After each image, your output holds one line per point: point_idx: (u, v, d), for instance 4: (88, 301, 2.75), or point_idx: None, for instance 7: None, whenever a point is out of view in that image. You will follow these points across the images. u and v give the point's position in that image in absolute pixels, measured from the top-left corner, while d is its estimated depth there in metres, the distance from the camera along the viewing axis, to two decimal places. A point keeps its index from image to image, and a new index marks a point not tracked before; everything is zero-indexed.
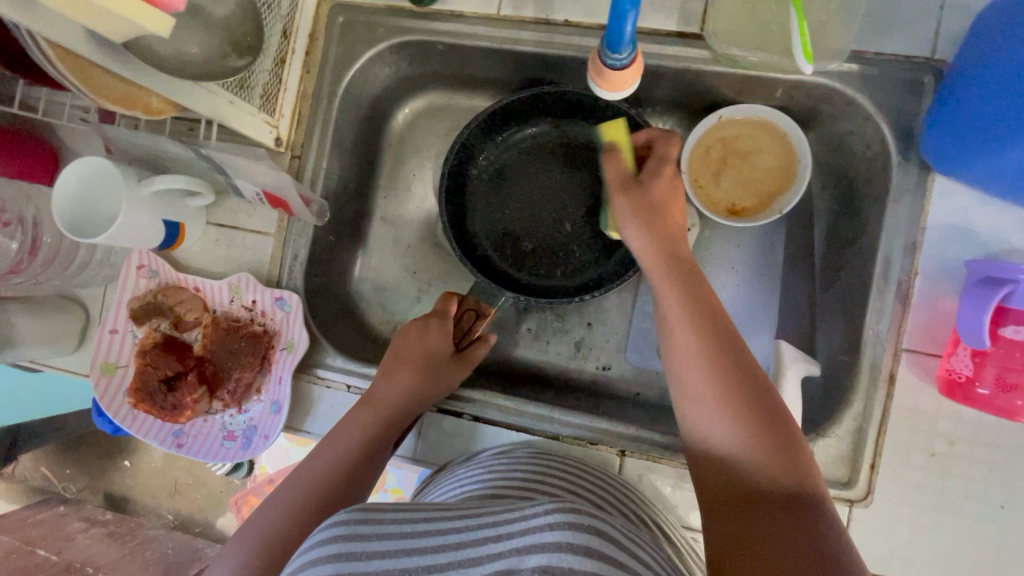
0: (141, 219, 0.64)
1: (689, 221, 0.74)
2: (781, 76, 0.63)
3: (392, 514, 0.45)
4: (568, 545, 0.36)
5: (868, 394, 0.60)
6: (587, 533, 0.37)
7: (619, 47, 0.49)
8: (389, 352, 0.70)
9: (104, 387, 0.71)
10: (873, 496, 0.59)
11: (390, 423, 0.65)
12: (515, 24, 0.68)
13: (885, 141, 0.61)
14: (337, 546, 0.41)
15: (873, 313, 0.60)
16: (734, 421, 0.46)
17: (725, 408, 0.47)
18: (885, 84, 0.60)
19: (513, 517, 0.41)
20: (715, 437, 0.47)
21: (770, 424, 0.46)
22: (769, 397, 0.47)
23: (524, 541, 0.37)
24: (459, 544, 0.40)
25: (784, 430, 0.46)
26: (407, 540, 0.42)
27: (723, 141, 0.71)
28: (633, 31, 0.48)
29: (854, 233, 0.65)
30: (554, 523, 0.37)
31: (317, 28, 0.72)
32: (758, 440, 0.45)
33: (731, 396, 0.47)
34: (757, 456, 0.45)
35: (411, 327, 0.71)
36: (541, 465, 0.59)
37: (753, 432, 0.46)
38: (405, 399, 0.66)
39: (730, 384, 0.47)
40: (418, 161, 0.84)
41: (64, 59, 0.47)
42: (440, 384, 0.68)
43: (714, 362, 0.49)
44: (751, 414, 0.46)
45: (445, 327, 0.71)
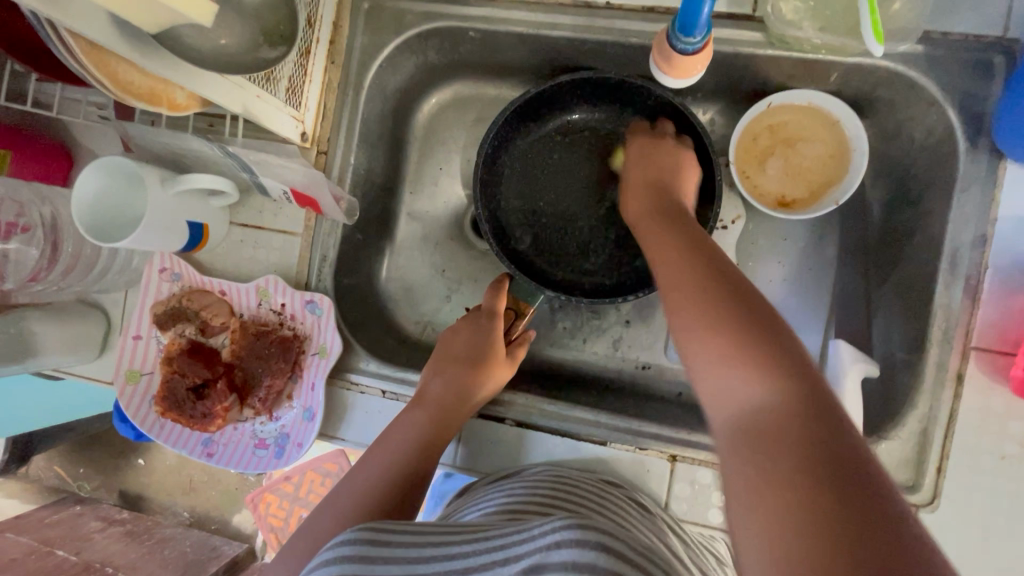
0: (163, 222, 0.61)
1: (735, 214, 0.71)
2: (841, 59, 0.59)
3: (398, 534, 0.45)
4: (574, 566, 0.35)
5: (934, 394, 0.57)
6: (596, 552, 0.36)
7: (693, 32, 0.49)
8: (440, 350, 0.69)
9: (130, 396, 0.69)
10: (940, 501, 0.56)
11: (439, 427, 0.63)
12: (553, 7, 0.64)
13: (952, 127, 0.57)
14: (341, 567, 0.41)
15: (939, 310, 0.57)
16: (737, 368, 0.37)
17: (728, 353, 0.38)
18: (953, 66, 0.57)
19: (522, 538, 0.40)
20: (711, 386, 0.38)
21: (768, 348, 0.37)
22: (779, 335, 0.38)
23: (532, 560, 0.37)
24: (466, 571, 0.40)
25: (799, 370, 0.36)
26: (413, 566, 0.42)
27: (773, 129, 0.67)
28: (708, 16, 0.48)
29: (913, 224, 0.62)
30: (562, 542, 0.37)
31: (342, 15, 0.69)
32: (766, 381, 0.35)
33: (722, 324, 0.39)
34: (766, 397, 0.35)
35: (462, 327, 0.69)
36: (561, 487, 0.57)
37: (767, 375, 0.35)
38: (452, 400, 0.64)
39: (725, 325, 0.39)
40: (445, 153, 0.81)
41: (88, 53, 0.44)
42: (486, 385, 0.66)
43: (713, 310, 0.40)
44: (746, 348, 0.37)
45: (495, 328, 0.68)
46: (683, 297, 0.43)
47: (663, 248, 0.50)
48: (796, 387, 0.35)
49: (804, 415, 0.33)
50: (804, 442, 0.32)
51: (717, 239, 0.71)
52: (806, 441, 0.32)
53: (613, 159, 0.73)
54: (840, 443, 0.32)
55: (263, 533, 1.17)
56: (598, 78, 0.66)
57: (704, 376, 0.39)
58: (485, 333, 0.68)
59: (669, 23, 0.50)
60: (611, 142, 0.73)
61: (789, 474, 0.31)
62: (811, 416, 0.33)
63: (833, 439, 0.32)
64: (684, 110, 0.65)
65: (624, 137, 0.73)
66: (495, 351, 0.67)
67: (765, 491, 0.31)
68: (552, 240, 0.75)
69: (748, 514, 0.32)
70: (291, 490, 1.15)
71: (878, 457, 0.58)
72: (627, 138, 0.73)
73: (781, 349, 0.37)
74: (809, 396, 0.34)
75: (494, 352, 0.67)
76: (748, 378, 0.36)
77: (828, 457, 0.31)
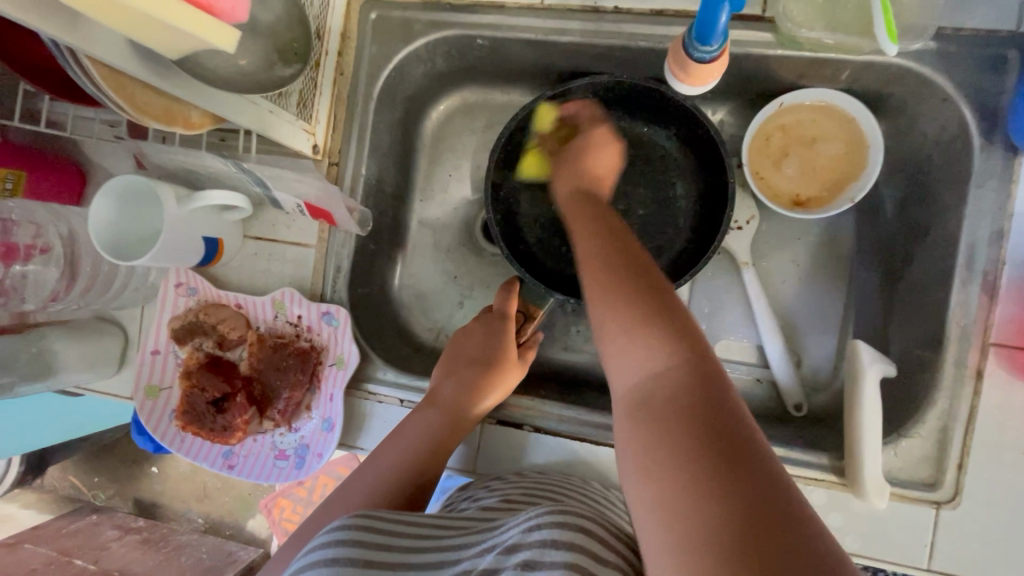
0: (178, 238, 0.61)
1: (748, 214, 0.71)
2: (852, 58, 0.59)
3: (393, 524, 0.47)
4: (551, 542, 0.38)
5: (953, 391, 0.57)
6: (572, 533, 0.39)
7: (712, 40, 0.49)
8: (452, 350, 0.69)
9: (150, 411, 0.69)
10: (962, 497, 0.56)
11: (449, 429, 0.63)
12: (561, 13, 0.64)
13: (965, 124, 0.57)
14: (338, 550, 0.43)
15: (957, 308, 0.57)
16: (648, 353, 0.40)
17: (636, 334, 0.41)
18: (966, 62, 0.57)
19: (508, 526, 0.43)
20: (620, 357, 0.41)
21: (667, 332, 0.40)
22: (674, 312, 0.41)
23: (511, 539, 0.40)
24: (455, 560, 0.43)
25: (700, 353, 0.39)
26: (407, 555, 0.44)
27: (785, 129, 0.67)
28: (727, 23, 0.48)
29: (927, 220, 0.62)
30: (541, 523, 0.39)
31: (349, 26, 0.69)
32: (673, 364, 0.38)
33: (626, 299, 0.42)
34: (670, 380, 0.38)
35: (474, 328, 0.69)
36: (558, 485, 0.58)
37: (664, 350, 0.39)
38: (467, 403, 0.64)
39: (639, 310, 0.41)
40: (454, 160, 0.81)
41: (108, 77, 0.44)
42: (497, 388, 0.66)
43: (629, 295, 0.43)
44: (660, 333, 0.40)
45: (507, 331, 0.68)
46: (591, 282, 0.46)
47: (595, 240, 0.49)
48: (691, 369, 0.38)
49: (703, 397, 0.36)
50: (698, 415, 0.35)
51: (731, 240, 0.71)
52: (704, 418, 0.35)
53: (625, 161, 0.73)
54: (730, 414, 0.35)
55: (278, 538, 1.18)
56: (612, 82, 0.66)
57: (615, 353, 0.42)
58: (498, 337, 0.67)
59: (686, 32, 0.50)
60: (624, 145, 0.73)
61: (679, 442, 0.34)
62: (705, 391, 0.36)
63: (717, 405, 0.36)
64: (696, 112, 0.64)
65: (637, 141, 0.73)
66: (506, 354, 0.67)
67: (663, 465, 0.33)
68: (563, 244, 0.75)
69: (643, 482, 0.34)
70: (305, 495, 1.15)
71: (898, 455, 0.58)
72: (641, 141, 0.73)
73: (684, 332, 0.40)
74: (711, 379, 0.37)
75: (506, 355, 0.67)
76: (656, 360, 0.39)
77: (714, 435, 0.34)
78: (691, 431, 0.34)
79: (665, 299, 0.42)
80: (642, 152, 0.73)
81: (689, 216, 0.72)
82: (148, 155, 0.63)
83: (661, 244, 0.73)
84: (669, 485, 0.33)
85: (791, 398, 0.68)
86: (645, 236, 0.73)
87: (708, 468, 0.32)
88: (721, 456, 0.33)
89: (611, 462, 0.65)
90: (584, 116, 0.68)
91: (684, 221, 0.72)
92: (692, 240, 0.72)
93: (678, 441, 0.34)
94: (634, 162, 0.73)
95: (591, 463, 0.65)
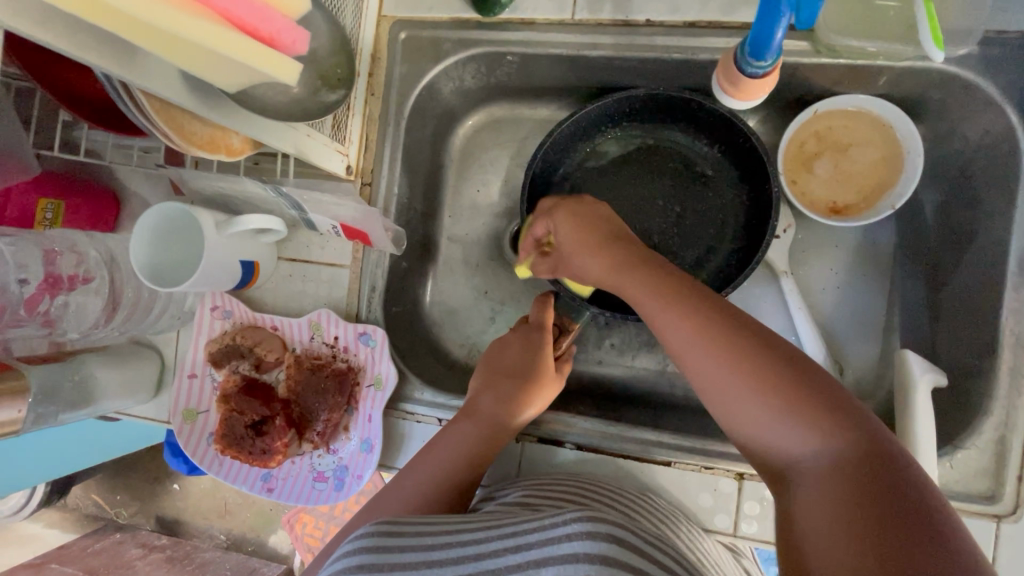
0: (216, 264, 0.61)
1: (786, 222, 0.70)
2: (891, 64, 0.58)
3: (411, 525, 0.46)
4: (583, 555, 0.37)
5: (1010, 401, 0.55)
6: (605, 542, 0.37)
7: (766, 56, 0.49)
8: (488, 361, 0.68)
9: (188, 434, 0.70)
10: (1021, 510, 0.55)
11: (487, 442, 0.62)
12: (592, 27, 0.64)
13: (1011, 126, 0.56)
14: (359, 557, 0.43)
15: (1011, 316, 0.56)
16: (794, 417, 0.41)
17: (782, 406, 0.41)
18: (1010, 65, 0.56)
19: (534, 527, 0.42)
20: (757, 428, 0.43)
21: (798, 387, 0.41)
22: (793, 361, 0.43)
23: (543, 551, 0.39)
24: (476, 556, 0.42)
25: (850, 408, 0.41)
26: (429, 553, 0.43)
27: (819, 136, 0.66)
28: (781, 39, 0.48)
29: (973, 226, 0.61)
30: (572, 534, 0.38)
31: (379, 46, 0.69)
32: (827, 432, 0.40)
33: (749, 359, 0.43)
34: (819, 444, 0.40)
35: (512, 340, 0.68)
36: (584, 483, 0.58)
37: (798, 411, 0.41)
38: (507, 416, 0.63)
39: (766, 368, 0.42)
40: (481, 175, 0.81)
41: (159, 109, 0.45)
42: (535, 400, 0.65)
43: (745, 355, 0.43)
44: (799, 400, 0.41)
45: (546, 344, 0.67)
46: (704, 347, 0.45)
47: (615, 269, 0.52)
48: (837, 426, 0.40)
49: (863, 455, 0.38)
50: (868, 471, 0.38)
51: (770, 249, 0.70)
52: (869, 476, 0.37)
53: (662, 175, 0.73)
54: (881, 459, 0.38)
55: (301, 554, 1.17)
56: (652, 94, 0.66)
57: (749, 417, 0.43)
58: (536, 350, 0.66)
59: (739, 46, 0.50)
60: (660, 159, 0.73)
61: (856, 519, 0.35)
62: (865, 441, 0.39)
63: (881, 466, 0.38)
64: (737, 120, 0.64)
65: (674, 154, 0.73)
66: (544, 367, 0.66)
67: (849, 543, 0.35)
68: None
69: (822, 554, 0.36)
70: (328, 510, 1.15)
71: (954, 468, 0.57)
72: (677, 154, 0.73)
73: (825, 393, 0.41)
74: (859, 431, 0.40)
75: (544, 368, 0.66)
76: (797, 425, 0.41)
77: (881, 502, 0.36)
78: (865, 488, 0.37)
79: (787, 353, 0.43)
80: (680, 165, 0.73)
81: (727, 226, 0.72)
82: (185, 182, 0.64)
83: (699, 255, 0.72)
84: (835, 541, 0.35)
85: None
86: (682, 247, 0.72)
87: (885, 539, 0.34)
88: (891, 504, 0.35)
89: (655, 479, 0.63)
90: (543, 223, 0.62)
91: (723, 232, 0.72)
92: (731, 251, 0.71)
93: (843, 496, 0.37)
94: (671, 175, 0.73)
95: (634, 479, 0.64)
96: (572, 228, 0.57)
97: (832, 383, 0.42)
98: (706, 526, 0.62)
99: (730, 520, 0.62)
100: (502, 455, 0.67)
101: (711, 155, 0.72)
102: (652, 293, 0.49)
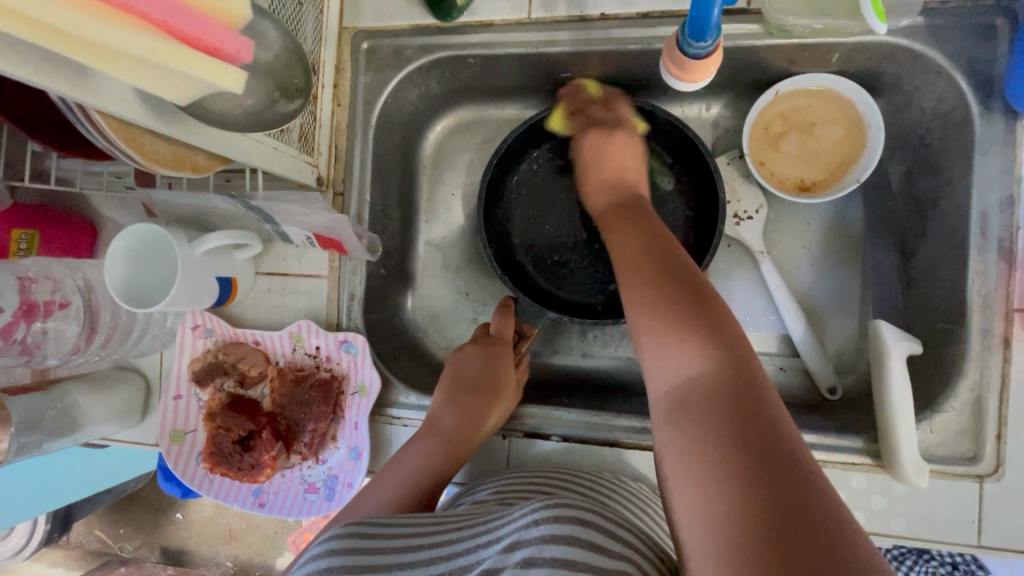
0: (193, 281, 0.62)
1: (756, 203, 0.71)
2: (842, 40, 0.60)
3: (384, 526, 0.47)
4: (551, 538, 0.38)
5: (982, 361, 0.56)
6: (571, 525, 0.39)
7: (706, 35, 0.50)
8: (449, 374, 0.68)
9: (176, 455, 0.69)
10: (1004, 468, 0.56)
11: (451, 457, 0.62)
12: (549, 25, 0.65)
13: (961, 92, 0.58)
14: (328, 559, 0.43)
15: (977, 277, 0.57)
16: (686, 343, 0.42)
17: (669, 331, 0.44)
18: (956, 33, 0.57)
19: (506, 522, 0.42)
20: (649, 350, 0.45)
21: (689, 317, 0.43)
22: (697, 295, 0.45)
23: (512, 539, 0.40)
24: (449, 556, 0.42)
25: (726, 339, 0.42)
26: (401, 554, 0.43)
27: (782, 116, 0.67)
28: (718, 17, 0.49)
29: (936, 192, 0.62)
30: (540, 519, 0.39)
31: (342, 58, 0.70)
32: (699, 357, 0.41)
33: (659, 288, 0.46)
34: (702, 364, 0.41)
35: (472, 352, 0.68)
36: (560, 476, 0.58)
37: (681, 334, 0.43)
38: (469, 430, 0.63)
39: (667, 297, 0.45)
40: (455, 178, 0.81)
41: (117, 128, 0.45)
42: (494, 413, 0.65)
43: (655, 288, 0.47)
44: (694, 328, 0.43)
45: (505, 354, 0.68)
46: (631, 281, 0.49)
47: (614, 215, 0.60)
48: (714, 356, 0.41)
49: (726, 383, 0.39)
50: (727, 396, 0.39)
51: (744, 230, 0.71)
52: (724, 401, 0.38)
53: None
54: (742, 386, 0.39)
55: None
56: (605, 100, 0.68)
57: (645, 342, 0.45)
58: (495, 361, 0.67)
59: (680, 29, 0.52)
60: None
61: (710, 437, 0.37)
62: (735, 371, 0.40)
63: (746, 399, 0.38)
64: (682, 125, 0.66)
65: None
66: (504, 381, 0.67)
67: (696, 454, 0.37)
68: (557, 262, 0.75)
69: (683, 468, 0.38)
70: None
71: (934, 431, 0.57)
72: None
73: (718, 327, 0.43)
74: (732, 365, 0.40)
75: (503, 380, 0.67)
76: (680, 350, 0.42)
77: (733, 426, 0.37)
78: (717, 412, 0.38)
79: (692, 290, 0.45)
80: None
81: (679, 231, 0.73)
82: (157, 203, 0.64)
83: None
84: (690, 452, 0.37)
85: (823, 380, 0.66)
86: None
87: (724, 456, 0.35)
88: (733, 419, 0.37)
89: (644, 465, 0.64)
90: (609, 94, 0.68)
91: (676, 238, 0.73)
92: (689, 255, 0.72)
93: (702, 417, 0.38)
94: None
95: (623, 467, 0.64)
96: (596, 145, 0.67)
97: (728, 324, 0.43)
98: None
99: None
100: (489, 451, 0.67)
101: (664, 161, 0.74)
102: (622, 241, 0.55)
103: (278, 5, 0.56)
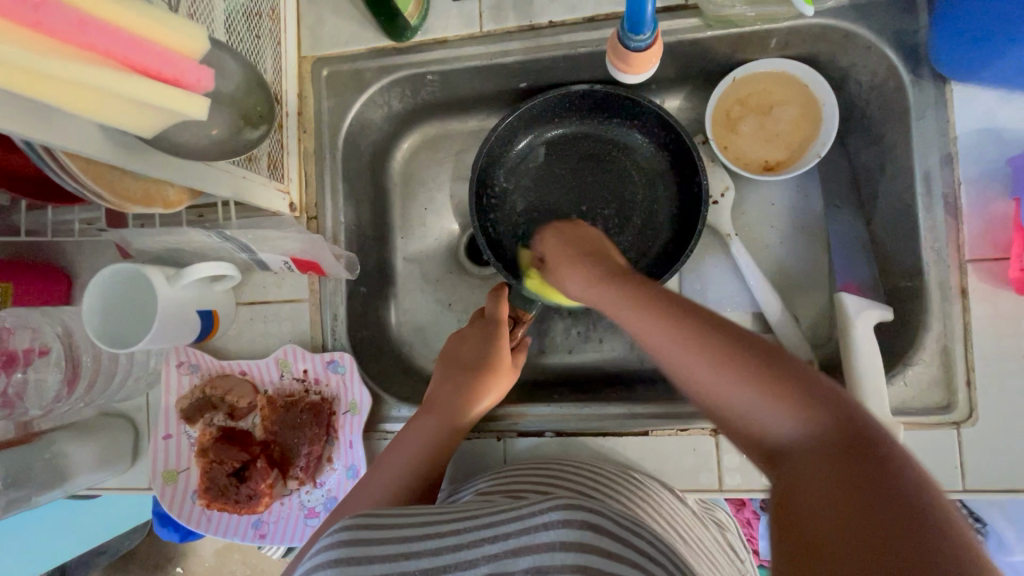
0: (172, 317, 0.62)
1: (723, 184, 0.72)
2: (774, 26, 0.64)
3: (389, 519, 0.47)
4: (560, 544, 0.38)
5: (944, 312, 0.59)
6: (581, 530, 0.39)
7: (642, 28, 0.53)
8: (444, 356, 0.70)
9: (171, 497, 0.69)
10: (978, 412, 0.58)
11: (449, 439, 0.63)
12: (501, 36, 0.68)
13: (891, 63, 0.61)
14: (339, 550, 0.43)
15: (929, 233, 0.60)
16: (767, 391, 0.36)
17: (734, 370, 0.37)
18: (878, 9, 0.61)
19: (513, 517, 0.43)
20: (723, 401, 0.38)
21: (753, 355, 0.38)
22: (753, 338, 0.40)
23: (521, 542, 0.40)
24: (456, 547, 0.42)
25: (807, 379, 0.36)
26: (408, 544, 0.43)
27: (742, 101, 0.70)
28: (653, 12, 0.52)
29: (883, 158, 0.65)
30: (550, 523, 0.39)
31: (304, 86, 0.72)
32: (790, 404, 0.35)
33: (700, 329, 0.40)
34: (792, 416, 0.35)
35: (468, 334, 0.70)
36: (556, 468, 0.60)
37: (752, 376, 0.37)
38: (464, 408, 0.64)
39: (715, 335, 0.39)
40: (426, 193, 0.83)
41: (87, 169, 0.46)
42: (492, 393, 0.66)
43: (695, 333, 0.40)
44: (756, 364, 0.37)
45: (501, 334, 0.69)
46: (655, 331, 0.42)
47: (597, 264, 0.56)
48: (805, 400, 0.35)
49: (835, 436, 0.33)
50: (840, 443, 0.32)
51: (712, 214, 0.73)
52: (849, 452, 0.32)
53: (601, 168, 0.76)
54: (853, 431, 0.33)
55: None
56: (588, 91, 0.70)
57: (713, 389, 0.38)
58: (491, 340, 0.68)
59: (619, 25, 0.54)
60: (598, 151, 0.77)
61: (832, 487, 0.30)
62: (839, 417, 0.34)
63: (866, 446, 0.32)
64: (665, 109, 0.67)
65: (610, 145, 0.76)
66: (501, 360, 0.68)
67: (828, 503, 0.29)
68: None
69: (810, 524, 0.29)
70: None
71: (909, 384, 0.60)
72: (613, 146, 0.76)
73: (870, 448, 0.32)
74: (831, 408, 0.35)
75: (499, 358, 0.68)
76: (760, 397, 0.36)
77: (861, 475, 0.30)
78: (843, 463, 0.31)
79: (738, 330, 0.40)
80: (615, 156, 0.77)
81: (661, 213, 0.76)
82: (131, 244, 0.65)
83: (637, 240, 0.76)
84: (822, 506, 0.29)
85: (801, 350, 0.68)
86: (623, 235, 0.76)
87: (857, 506, 0.28)
88: (855, 466, 0.31)
89: (638, 451, 0.65)
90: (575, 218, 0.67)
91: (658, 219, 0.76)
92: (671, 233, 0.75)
93: (824, 469, 0.31)
94: (610, 166, 0.77)
95: (618, 455, 0.65)
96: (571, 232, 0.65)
97: (801, 365, 0.38)
98: (692, 486, 0.64)
99: (714, 477, 0.63)
100: (484, 453, 0.68)
101: (644, 145, 0.76)
102: (610, 297, 0.49)
103: (237, 39, 0.58)
